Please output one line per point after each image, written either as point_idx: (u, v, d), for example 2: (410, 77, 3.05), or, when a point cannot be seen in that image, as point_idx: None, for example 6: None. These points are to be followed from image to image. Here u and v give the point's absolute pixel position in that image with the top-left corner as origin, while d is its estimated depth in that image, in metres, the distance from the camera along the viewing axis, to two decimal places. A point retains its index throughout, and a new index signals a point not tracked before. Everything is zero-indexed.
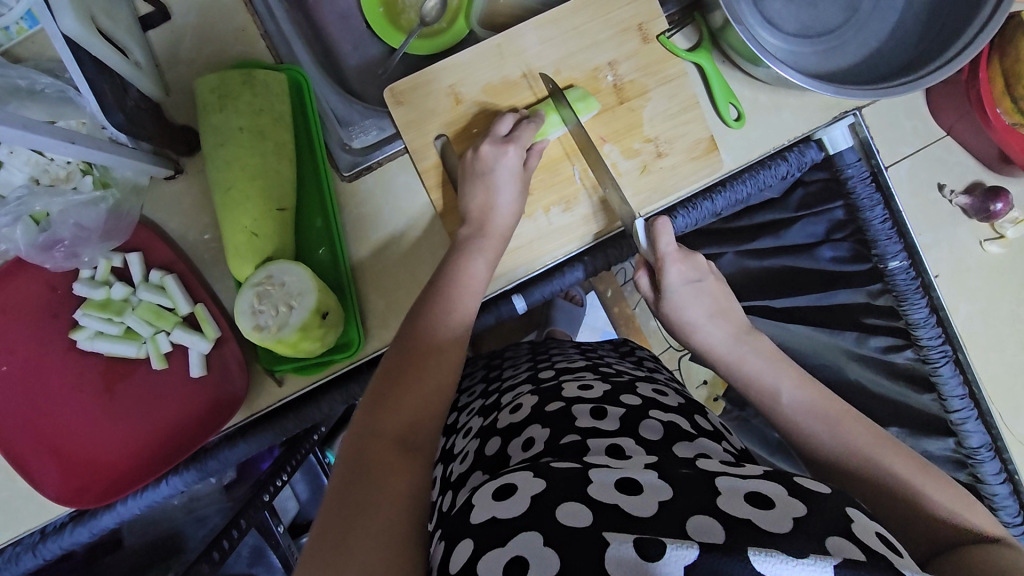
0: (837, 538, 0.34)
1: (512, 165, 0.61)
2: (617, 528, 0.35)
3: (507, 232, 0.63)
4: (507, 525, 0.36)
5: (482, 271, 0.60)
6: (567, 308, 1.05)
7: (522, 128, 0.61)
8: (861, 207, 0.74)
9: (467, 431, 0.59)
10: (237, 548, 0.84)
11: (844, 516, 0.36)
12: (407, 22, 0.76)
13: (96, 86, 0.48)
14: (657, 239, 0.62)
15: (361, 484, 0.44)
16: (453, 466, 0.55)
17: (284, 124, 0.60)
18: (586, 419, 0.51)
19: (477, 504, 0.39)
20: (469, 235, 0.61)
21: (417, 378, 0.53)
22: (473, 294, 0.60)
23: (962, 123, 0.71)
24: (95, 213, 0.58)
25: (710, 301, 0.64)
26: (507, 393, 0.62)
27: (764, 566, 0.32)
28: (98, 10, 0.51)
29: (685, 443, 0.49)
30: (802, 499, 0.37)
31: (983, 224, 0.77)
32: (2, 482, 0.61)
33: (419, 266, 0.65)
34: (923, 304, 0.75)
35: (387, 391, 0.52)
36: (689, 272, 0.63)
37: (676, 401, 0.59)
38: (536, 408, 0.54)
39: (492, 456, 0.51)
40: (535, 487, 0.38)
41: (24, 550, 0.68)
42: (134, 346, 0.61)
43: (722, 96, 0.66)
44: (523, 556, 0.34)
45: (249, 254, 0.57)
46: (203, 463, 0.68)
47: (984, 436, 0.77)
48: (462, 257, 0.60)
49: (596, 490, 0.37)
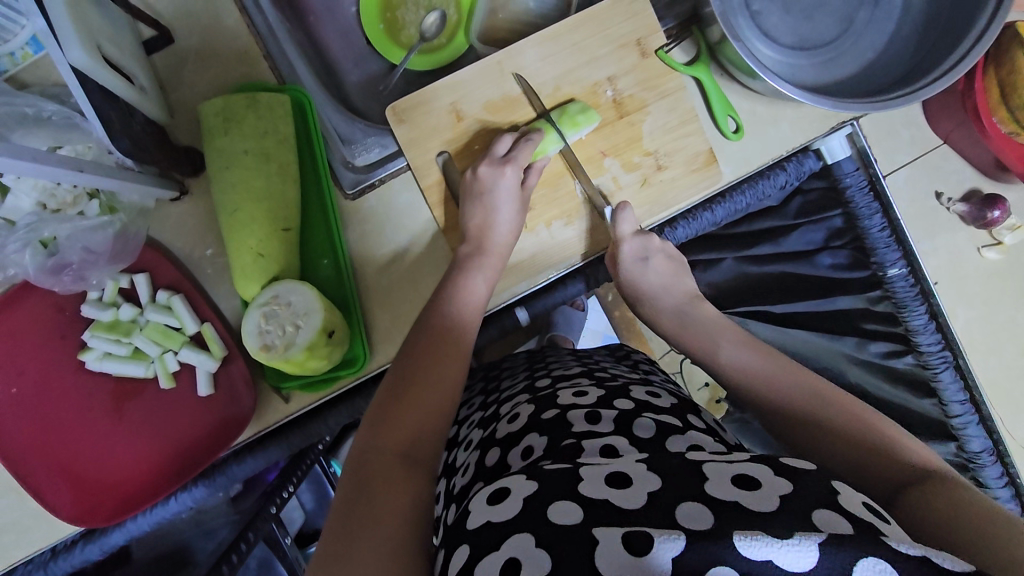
0: (821, 511, 0.35)
1: (512, 184, 0.62)
2: (606, 523, 0.35)
3: (507, 250, 0.64)
4: (499, 529, 0.37)
5: (484, 288, 0.62)
6: (565, 315, 1.05)
7: (520, 147, 0.62)
8: (859, 215, 0.75)
9: (469, 444, 0.60)
10: (245, 560, 0.85)
11: (831, 488, 0.38)
12: (409, 38, 0.77)
13: (103, 114, 0.49)
14: (620, 224, 0.64)
15: (366, 497, 0.45)
16: (455, 479, 0.55)
17: (289, 145, 0.61)
18: (581, 424, 0.52)
19: (474, 510, 0.40)
20: (469, 253, 0.62)
21: (423, 390, 0.54)
22: (472, 309, 0.61)
23: (960, 131, 0.72)
24: (102, 237, 0.59)
25: (660, 274, 0.69)
26: (506, 404, 0.63)
27: (749, 551, 0.32)
28: (105, 38, 0.52)
29: (677, 438, 0.50)
30: (786, 478, 0.38)
31: (981, 232, 0.77)
32: (14, 502, 0.62)
33: (421, 283, 0.66)
34: (923, 311, 0.76)
35: (392, 405, 0.53)
36: (639, 248, 0.66)
37: (670, 402, 0.59)
38: (533, 417, 0.55)
39: (492, 466, 0.52)
40: (528, 489, 0.39)
41: (35, 568, 0.68)
42: (142, 366, 0.62)
43: (721, 109, 0.67)
44: (516, 558, 0.35)
45: (256, 275, 0.58)
46: (211, 479, 0.69)
47: (986, 441, 0.78)
48: (463, 274, 0.62)
49: (584, 486, 0.38)
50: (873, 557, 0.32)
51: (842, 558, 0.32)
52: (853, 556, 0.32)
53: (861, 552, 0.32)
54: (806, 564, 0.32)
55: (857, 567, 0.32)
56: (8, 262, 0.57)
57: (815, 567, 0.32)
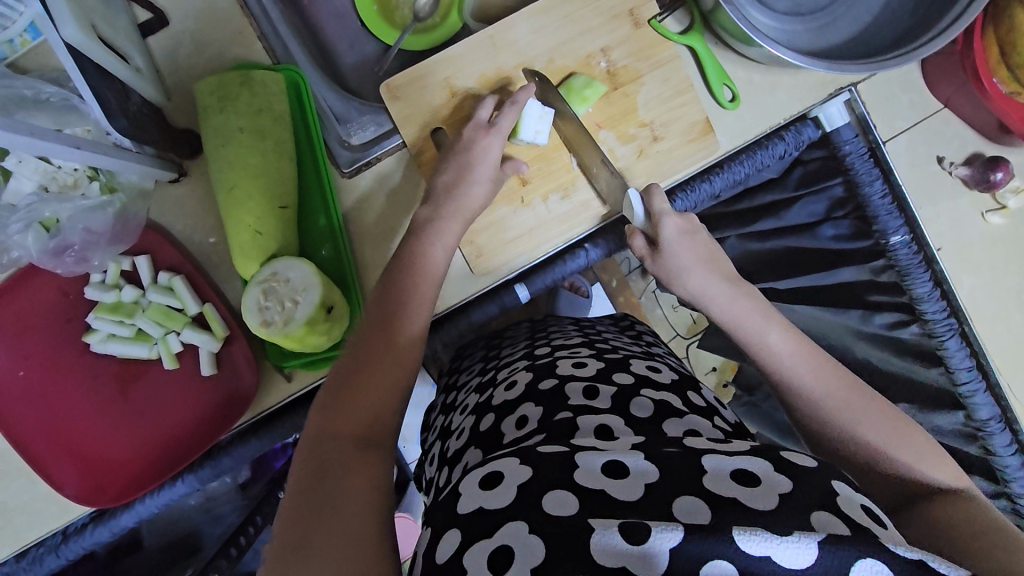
0: (821, 514, 0.36)
1: (494, 151, 0.61)
2: (604, 514, 0.37)
3: (474, 213, 0.62)
4: (493, 516, 0.38)
5: (442, 255, 0.60)
6: (570, 300, 1.01)
7: (505, 112, 0.61)
8: (860, 182, 0.75)
9: (465, 408, 0.61)
10: (255, 543, 0.85)
11: (831, 489, 0.39)
12: (402, 18, 0.77)
13: (99, 93, 0.49)
14: (652, 200, 0.61)
15: (323, 484, 0.44)
16: (450, 441, 0.58)
17: (284, 123, 0.61)
18: (578, 398, 0.52)
19: (465, 493, 0.41)
20: (428, 216, 0.61)
21: (378, 372, 0.52)
22: (431, 279, 0.58)
23: (960, 94, 0.71)
24: (103, 217, 0.59)
25: (704, 251, 0.62)
26: (503, 370, 0.63)
27: (747, 545, 0.33)
28: (100, 19, 0.53)
29: (674, 420, 0.49)
30: (787, 475, 0.39)
31: (983, 196, 0.76)
32: (24, 485, 0.62)
33: (379, 253, 0.65)
34: (927, 279, 0.75)
35: (346, 388, 0.51)
36: (683, 226, 0.61)
37: (670, 377, 0.59)
38: (530, 386, 0.55)
39: (486, 431, 0.53)
40: (522, 476, 0.40)
41: (48, 551, 0.69)
42: (146, 347, 0.62)
43: (715, 77, 0.66)
44: (509, 544, 0.36)
45: (254, 253, 0.58)
46: (217, 460, 0.70)
47: (994, 408, 0.77)
48: (423, 238, 0.59)
49: (582, 476, 0.39)
50: (870, 558, 0.33)
51: (840, 557, 0.33)
52: (852, 556, 0.33)
53: (860, 552, 0.33)
54: (804, 561, 0.33)
55: (855, 567, 0.33)
56: (12, 244, 0.58)
57: (812, 565, 0.33)
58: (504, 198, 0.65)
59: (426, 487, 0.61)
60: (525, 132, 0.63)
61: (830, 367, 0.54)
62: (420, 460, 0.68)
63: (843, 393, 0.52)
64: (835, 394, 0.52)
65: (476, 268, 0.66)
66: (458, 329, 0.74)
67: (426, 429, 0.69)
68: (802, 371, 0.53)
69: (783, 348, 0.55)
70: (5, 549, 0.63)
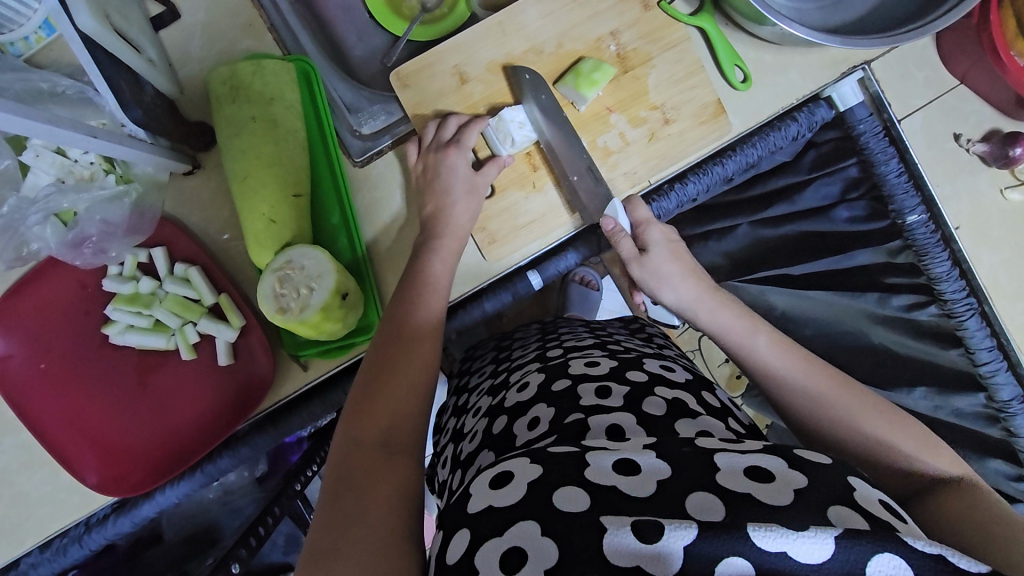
0: (839, 508, 0.36)
1: (460, 165, 0.62)
2: (615, 512, 0.36)
3: (465, 232, 0.63)
4: (503, 514, 0.38)
5: (443, 267, 0.61)
6: (581, 293, 1.02)
7: (467, 130, 0.63)
8: (875, 161, 0.75)
9: (478, 411, 0.60)
10: (271, 534, 0.84)
11: (846, 484, 0.38)
12: (409, 9, 0.77)
13: (113, 83, 0.50)
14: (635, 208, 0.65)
15: (352, 488, 0.45)
16: (464, 445, 0.57)
17: (296, 111, 0.62)
18: (590, 398, 0.52)
19: (474, 493, 0.41)
20: (451, 233, 0.62)
21: (397, 378, 0.53)
22: (438, 296, 0.60)
23: (976, 70, 0.70)
24: (119, 208, 0.60)
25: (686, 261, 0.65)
26: (516, 371, 0.63)
27: (763, 542, 0.34)
28: (113, 11, 0.54)
29: (687, 419, 0.50)
30: (801, 471, 0.39)
31: (1004, 172, 0.76)
32: (48, 476, 0.63)
33: (402, 259, 0.66)
34: (946, 258, 0.74)
35: (366, 394, 0.52)
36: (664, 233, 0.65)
37: (683, 376, 0.59)
38: (543, 387, 0.55)
39: (499, 434, 0.53)
40: (532, 473, 0.40)
41: (71, 541, 0.70)
42: (163, 338, 0.63)
43: (726, 58, 0.66)
44: (520, 546, 0.36)
45: (269, 242, 0.58)
46: (235, 450, 0.70)
47: (1017, 388, 0.75)
48: (443, 252, 0.62)
49: (593, 473, 0.39)
50: (888, 553, 0.33)
51: (857, 553, 0.33)
52: (868, 552, 0.33)
53: (877, 547, 0.33)
54: (820, 556, 0.33)
55: (873, 561, 0.33)
56: (29, 236, 0.59)
57: (829, 560, 0.33)
58: (516, 182, 0.65)
59: (440, 490, 0.61)
60: (503, 145, 0.64)
61: (854, 396, 0.52)
62: (432, 462, 0.67)
63: (885, 429, 0.50)
64: (869, 426, 0.50)
65: (490, 254, 0.66)
66: (472, 317, 0.73)
67: (438, 431, 0.69)
68: (839, 418, 0.51)
69: (768, 356, 0.56)
70: (28, 540, 0.63)
